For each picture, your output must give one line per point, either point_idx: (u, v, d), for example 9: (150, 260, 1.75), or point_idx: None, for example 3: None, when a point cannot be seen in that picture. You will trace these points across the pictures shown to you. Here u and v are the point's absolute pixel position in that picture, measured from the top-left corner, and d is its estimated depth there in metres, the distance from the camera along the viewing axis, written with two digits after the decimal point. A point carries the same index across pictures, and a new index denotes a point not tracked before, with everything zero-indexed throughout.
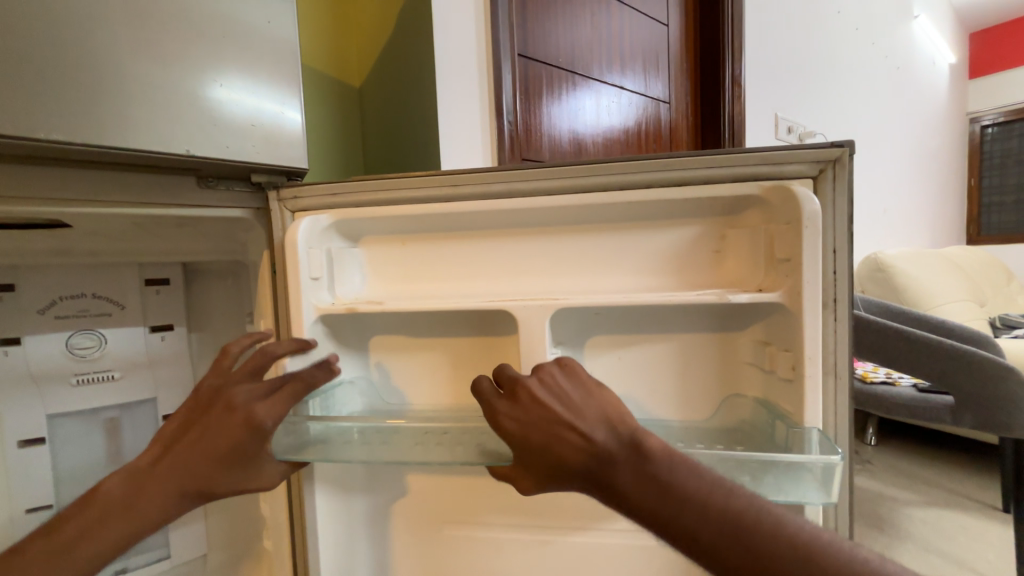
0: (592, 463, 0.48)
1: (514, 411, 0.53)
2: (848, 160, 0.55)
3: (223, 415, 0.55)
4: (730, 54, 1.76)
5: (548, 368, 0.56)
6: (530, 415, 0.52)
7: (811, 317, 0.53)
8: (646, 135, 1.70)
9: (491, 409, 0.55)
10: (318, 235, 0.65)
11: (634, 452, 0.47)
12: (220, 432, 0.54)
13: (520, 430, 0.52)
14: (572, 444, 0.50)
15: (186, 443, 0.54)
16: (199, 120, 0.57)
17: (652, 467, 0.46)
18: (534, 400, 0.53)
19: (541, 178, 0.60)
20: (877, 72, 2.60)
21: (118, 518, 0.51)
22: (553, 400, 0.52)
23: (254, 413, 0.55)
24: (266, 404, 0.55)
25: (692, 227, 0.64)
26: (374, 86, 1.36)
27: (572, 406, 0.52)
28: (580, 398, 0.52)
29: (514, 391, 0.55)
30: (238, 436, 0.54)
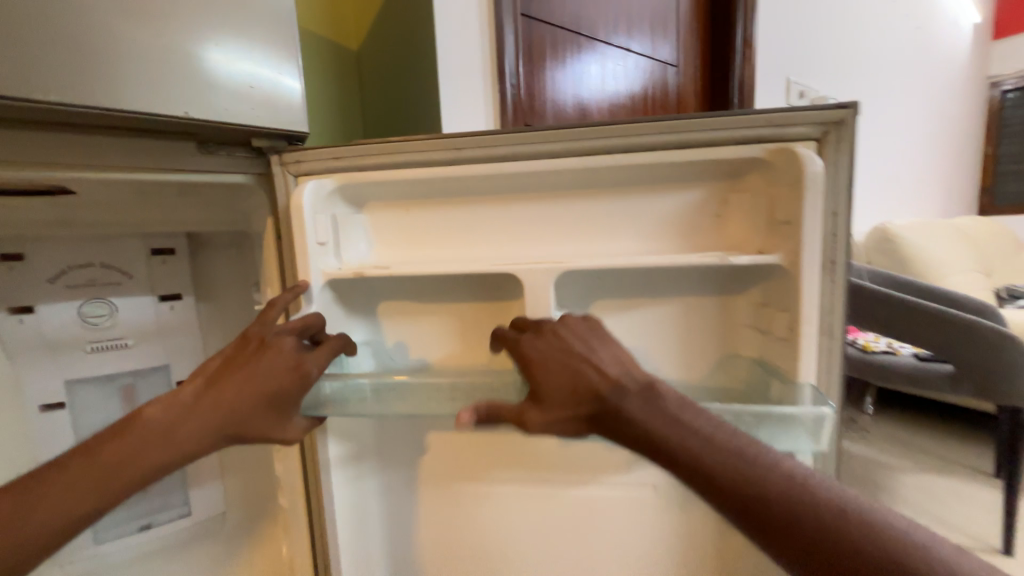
0: (608, 393, 0.51)
1: (539, 344, 0.56)
2: (853, 122, 0.54)
3: (273, 360, 0.56)
4: (742, 14, 1.69)
5: (574, 317, 0.59)
6: (554, 348, 0.55)
7: (810, 279, 0.53)
8: (653, 101, 1.65)
9: (515, 343, 0.58)
10: (322, 199, 0.65)
11: (649, 392, 0.50)
12: (265, 375, 0.55)
13: (541, 360, 0.55)
14: (591, 378, 0.52)
15: (229, 382, 0.54)
16: (197, 82, 0.56)
17: (661, 404, 0.49)
18: (559, 336, 0.56)
19: (543, 141, 0.60)
20: (896, 33, 2.49)
21: (159, 447, 0.51)
22: (579, 341, 0.56)
23: (304, 362, 0.57)
24: (317, 355, 0.58)
25: (695, 191, 0.63)
26: (373, 50, 1.32)
27: (593, 348, 0.55)
28: (600, 346, 0.55)
29: (539, 328, 0.58)
30: (286, 381, 0.56)
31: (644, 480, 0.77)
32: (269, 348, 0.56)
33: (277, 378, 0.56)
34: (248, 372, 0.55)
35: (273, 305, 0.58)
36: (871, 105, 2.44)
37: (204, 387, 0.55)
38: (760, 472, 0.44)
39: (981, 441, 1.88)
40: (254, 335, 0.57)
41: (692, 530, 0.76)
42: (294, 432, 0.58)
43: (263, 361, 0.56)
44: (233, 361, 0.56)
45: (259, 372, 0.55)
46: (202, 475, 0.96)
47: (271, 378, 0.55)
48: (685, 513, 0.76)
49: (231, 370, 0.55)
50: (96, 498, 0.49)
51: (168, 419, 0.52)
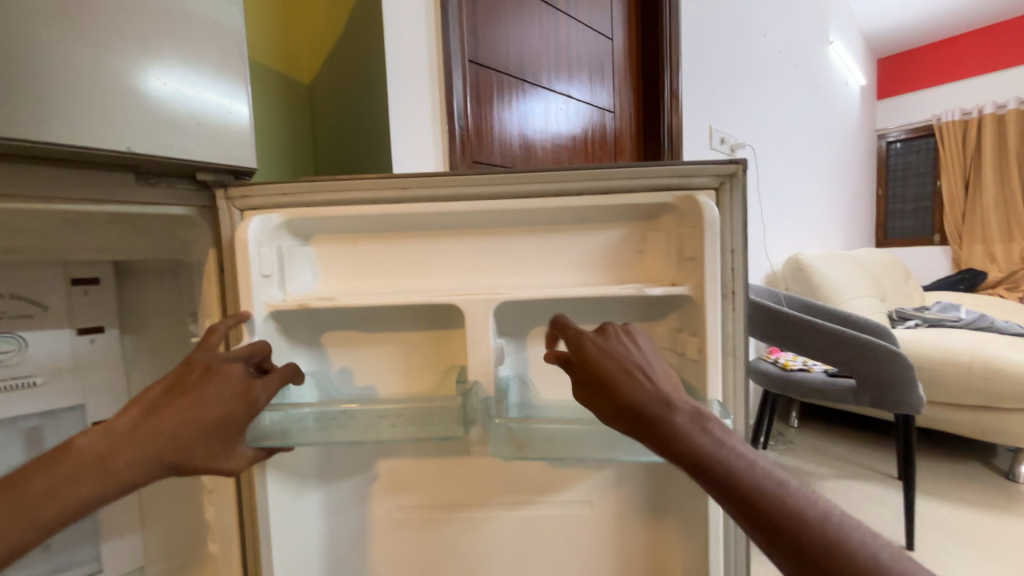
0: (655, 398, 0.53)
1: (601, 344, 0.59)
2: (742, 175, 0.65)
3: (224, 385, 0.56)
4: (669, 70, 1.89)
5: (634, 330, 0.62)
6: (614, 348, 0.58)
7: (712, 307, 0.62)
8: (593, 141, 1.80)
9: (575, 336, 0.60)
10: (269, 233, 0.67)
11: (694, 411, 0.52)
12: (215, 402, 0.55)
13: (600, 354, 0.58)
14: (643, 382, 0.55)
15: (174, 408, 0.53)
16: (141, 117, 0.57)
17: (703, 423, 0.51)
18: (619, 344, 0.59)
19: (483, 183, 0.66)
20: (799, 91, 2.88)
21: (91, 478, 0.48)
22: (637, 351, 0.58)
23: (252, 388, 0.58)
24: (266, 382, 0.59)
25: (618, 230, 0.72)
26: (325, 84, 1.36)
27: (647, 356, 0.58)
28: (654, 360, 0.58)
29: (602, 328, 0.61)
30: (232, 408, 0.56)
31: (585, 497, 0.81)
32: (219, 373, 0.56)
33: (226, 404, 0.56)
34: (196, 396, 0.54)
35: (214, 332, 0.59)
36: (782, 151, 2.79)
37: (144, 415, 0.52)
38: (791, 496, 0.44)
39: (885, 448, 2.11)
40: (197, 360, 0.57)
41: (629, 542, 0.80)
42: (238, 463, 0.58)
43: (215, 386, 0.56)
44: (180, 386, 0.54)
45: (206, 398, 0.55)
46: (120, 523, 0.88)
47: (219, 404, 0.55)
48: (623, 526, 0.81)
49: (180, 395, 0.54)
50: (13, 537, 0.45)
51: (104, 447, 0.49)
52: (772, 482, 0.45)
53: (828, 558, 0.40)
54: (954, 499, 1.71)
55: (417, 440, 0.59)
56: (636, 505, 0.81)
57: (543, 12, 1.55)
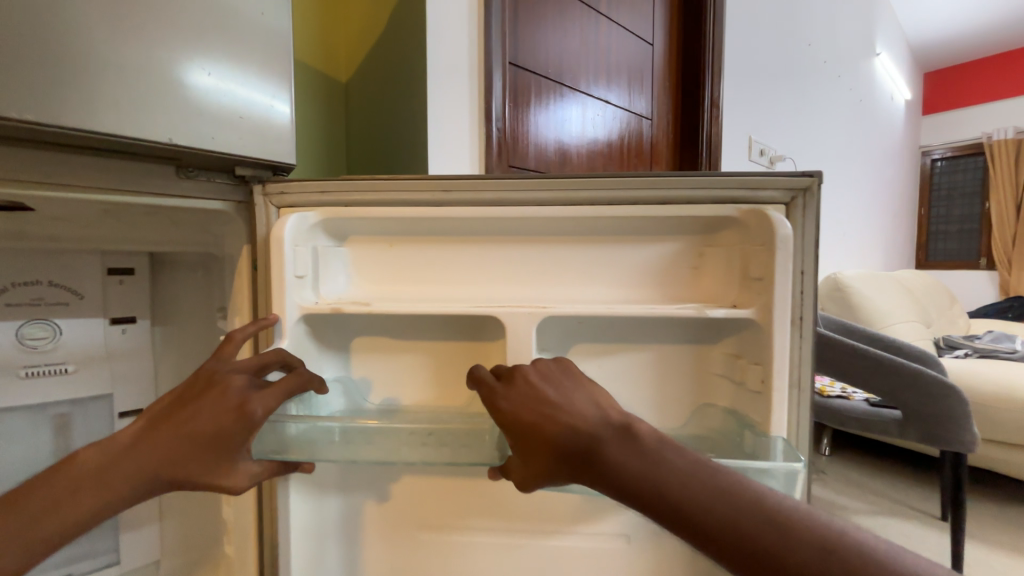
0: (580, 436, 0.48)
1: (511, 396, 0.53)
2: (817, 190, 0.59)
3: (217, 397, 0.52)
4: (710, 78, 1.84)
5: (546, 363, 0.56)
6: (528, 398, 0.52)
7: (780, 333, 0.56)
8: (628, 148, 1.74)
9: (485, 393, 0.55)
10: (305, 232, 0.64)
11: (628, 434, 0.47)
12: (208, 415, 0.51)
13: (517, 414, 0.51)
14: (565, 427, 0.49)
15: (171, 421, 0.51)
16: (186, 108, 0.55)
17: (640, 445, 0.45)
18: (529, 385, 0.53)
19: (532, 189, 0.63)
20: (842, 104, 2.77)
21: (92, 491, 0.47)
22: (550, 388, 0.52)
23: (248, 402, 0.53)
24: (261, 396, 0.54)
25: (671, 243, 0.67)
26: (362, 83, 1.35)
27: (565, 391, 0.52)
28: (575, 388, 0.52)
29: (511, 376, 0.55)
30: (225, 422, 0.52)
31: (619, 528, 0.75)
32: (216, 387, 0.53)
33: (219, 419, 0.52)
34: (189, 410, 0.51)
35: (229, 341, 0.56)
36: (822, 165, 2.67)
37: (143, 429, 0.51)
38: (736, 503, 0.41)
39: (927, 485, 1.97)
40: (202, 372, 0.55)
41: None
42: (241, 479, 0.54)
43: (206, 399, 0.52)
44: (181, 399, 0.53)
45: (199, 413, 0.51)
46: (139, 515, 0.87)
47: (212, 420, 0.51)
48: (659, 563, 0.74)
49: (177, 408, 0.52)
50: (16, 553, 0.44)
51: (105, 457, 0.48)
52: (714, 490, 0.42)
53: (783, 561, 0.38)
54: (1009, 547, 1.57)
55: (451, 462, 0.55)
56: (674, 541, 0.74)
57: (585, 16, 1.51)
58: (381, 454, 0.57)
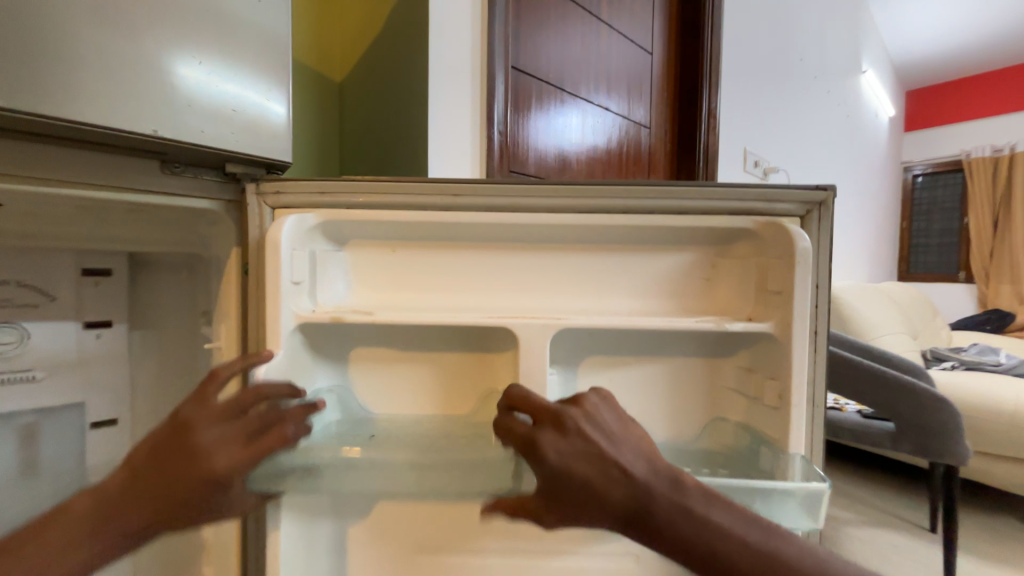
0: (633, 495, 0.45)
1: (561, 444, 0.48)
2: (832, 204, 0.57)
3: (189, 461, 0.46)
4: (707, 89, 1.85)
5: (589, 398, 0.52)
6: (578, 450, 0.47)
7: (800, 349, 0.53)
8: (626, 156, 1.73)
9: (530, 437, 0.49)
10: (304, 234, 0.60)
11: (677, 489, 0.45)
12: (186, 477, 0.46)
13: (566, 468, 0.47)
14: (619, 483, 0.45)
15: (143, 481, 0.46)
16: (174, 98, 0.51)
17: (693, 506, 0.44)
18: (580, 432, 0.48)
19: (544, 195, 0.60)
20: (831, 119, 2.82)
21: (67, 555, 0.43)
22: (601, 435, 0.48)
23: (222, 466, 0.47)
24: (232, 463, 0.47)
25: (686, 254, 0.65)
26: (357, 83, 1.31)
27: (615, 437, 0.48)
28: (622, 434, 0.49)
29: (558, 420, 0.49)
30: (203, 485, 0.46)
31: (627, 549, 0.72)
32: (189, 448, 0.46)
33: (191, 486, 0.46)
34: (161, 472, 0.46)
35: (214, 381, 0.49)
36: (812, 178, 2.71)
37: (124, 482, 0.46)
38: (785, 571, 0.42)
39: (916, 496, 1.98)
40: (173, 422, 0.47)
41: None
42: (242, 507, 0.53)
43: (178, 463, 0.46)
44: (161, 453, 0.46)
45: (170, 478, 0.46)
46: None
47: (184, 485, 0.46)
48: None
49: (157, 464, 0.46)
50: None
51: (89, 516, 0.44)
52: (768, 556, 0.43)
53: None
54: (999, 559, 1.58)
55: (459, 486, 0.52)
56: None
57: (587, 22, 1.50)
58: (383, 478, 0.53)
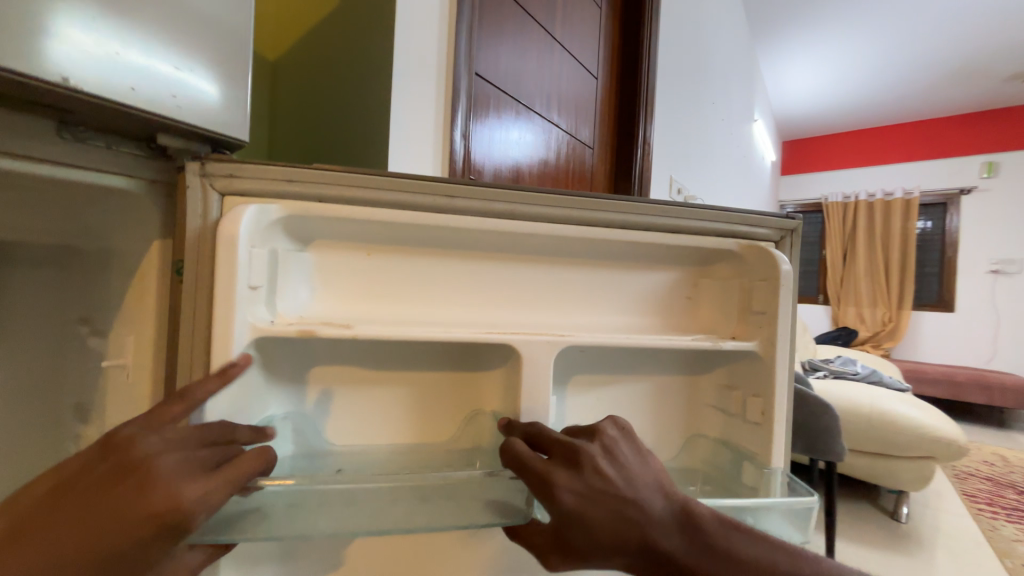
0: (652, 539, 0.42)
1: (575, 485, 0.43)
2: (800, 232, 0.63)
3: (137, 487, 0.35)
4: (644, 118, 1.95)
5: (602, 430, 0.48)
6: (596, 492, 0.42)
7: (781, 367, 0.58)
8: (570, 173, 1.77)
9: (541, 479, 0.44)
10: (263, 231, 0.51)
11: (695, 527, 0.43)
12: (122, 516, 0.34)
13: (582, 512, 0.42)
14: (638, 526, 0.42)
15: (60, 524, 0.33)
16: (95, 36, 0.38)
17: (715, 547, 0.42)
18: (597, 471, 0.44)
19: (547, 205, 0.57)
20: (734, 158, 3.22)
21: None
22: (618, 474, 0.44)
23: (177, 498, 0.36)
24: (198, 489, 0.36)
25: (670, 273, 0.68)
26: (297, 64, 1.19)
27: (631, 476, 0.45)
28: (639, 471, 0.45)
29: (570, 456, 0.45)
30: (144, 530, 0.34)
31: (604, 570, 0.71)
32: (140, 470, 0.36)
33: (132, 524, 0.34)
34: (83, 510, 0.34)
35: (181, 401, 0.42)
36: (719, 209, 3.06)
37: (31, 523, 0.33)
38: None
39: None
40: (114, 444, 0.37)
41: None
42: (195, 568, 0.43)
43: (110, 491, 0.34)
44: (90, 483, 0.35)
45: (101, 512, 0.34)
46: None
47: (119, 522, 0.33)
48: None
49: (85, 495, 0.34)
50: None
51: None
52: None
53: None
54: None
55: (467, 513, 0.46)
56: None
57: (543, 39, 1.52)
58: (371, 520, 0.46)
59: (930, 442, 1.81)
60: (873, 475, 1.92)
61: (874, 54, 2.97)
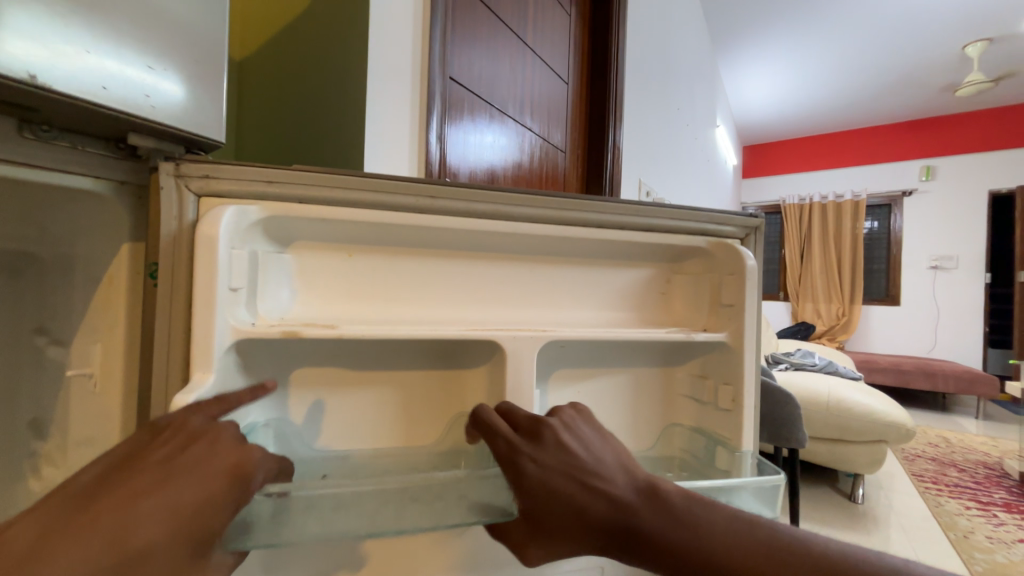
0: (613, 508, 0.43)
1: (538, 456, 0.47)
2: (763, 230, 0.67)
3: (205, 451, 0.39)
4: (614, 121, 2.00)
5: (567, 413, 0.53)
6: (556, 461, 0.47)
7: (749, 355, 0.61)
8: (544, 175, 1.80)
9: (509, 452, 0.48)
10: (243, 231, 0.50)
11: (657, 495, 0.44)
12: (200, 470, 0.37)
13: (543, 481, 0.46)
14: (598, 495, 0.44)
15: (137, 479, 0.35)
16: (64, 34, 0.37)
17: (675, 509, 0.43)
18: (558, 444, 0.48)
19: (528, 204, 0.58)
20: (699, 161, 3.36)
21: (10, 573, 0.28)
22: (580, 446, 0.48)
23: (245, 458, 0.41)
24: (259, 449, 0.42)
25: (645, 270, 0.71)
26: (266, 65, 1.17)
27: (591, 448, 0.49)
28: (599, 446, 0.49)
29: (536, 432, 0.49)
30: (218, 486, 0.38)
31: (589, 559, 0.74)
32: (205, 437, 0.40)
33: (210, 477, 0.37)
34: (159, 468, 0.36)
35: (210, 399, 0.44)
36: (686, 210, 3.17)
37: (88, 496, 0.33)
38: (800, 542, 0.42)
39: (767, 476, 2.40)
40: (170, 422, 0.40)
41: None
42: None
43: (187, 451, 0.38)
44: (157, 450, 0.37)
45: (182, 470, 0.37)
46: None
47: (205, 472, 0.38)
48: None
49: (154, 460, 0.37)
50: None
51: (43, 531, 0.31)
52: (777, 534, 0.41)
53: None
54: None
55: (456, 523, 0.46)
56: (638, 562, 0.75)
57: (515, 44, 1.54)
58: (359, 524, 0.46)
59: (882, 426, 1.94)
60: (832, 459, 2.03)
61: (825, 63, 3.16)
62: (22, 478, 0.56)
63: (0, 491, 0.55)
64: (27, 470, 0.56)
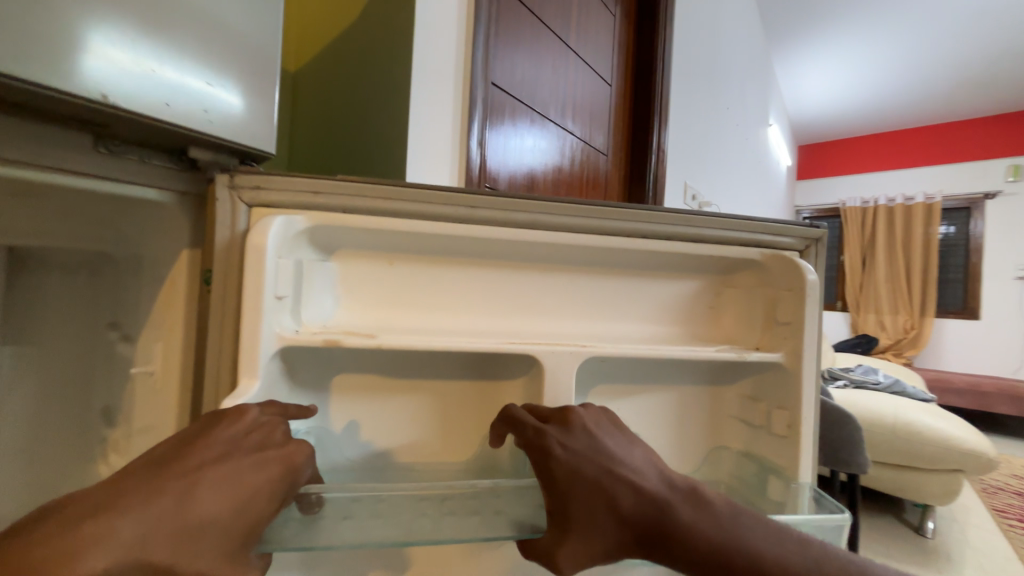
0: (645, 501, 0.42)
1: (568, 442, 0.47)
2: (826, 241, 0.62)
3: (262, 439, 0.41)
4: (658, 122, 1.93)
5: (594, 409, 0.53)
6: (584, 448, 0.46)
7: (808, 378, 0.57)
8: (585, 178, 1.77)
9: (538, 437, 0.48)
10: (289, 241, 0.52)
11: (692, 496, 0.43)
12: (256, 457, 0.39)
13: (572, 465, 0.45)
14: (629, 488, 0.43)
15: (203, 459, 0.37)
16: (133, 54, 0.39)
17: (712, 511, 0.42)
18: (588, 433, 0.48)
19: (569, 214, 0.57)
20: (749, 163, 3.18)
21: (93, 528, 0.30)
22: (609, 440, 0.48)
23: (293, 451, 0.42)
24: (310, 443, 0.43)
25: (692, 282, 0.67)
26: (318, 77, 1.21)
27: (620, 442, 0.48)
28: (628, 444, 0.48)
29: (564, 420, 0.49)
30: (271, 474, 0.39)
31: None
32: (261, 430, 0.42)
33: (265, 465, 0.39)
34: (222, 451, 0.38)
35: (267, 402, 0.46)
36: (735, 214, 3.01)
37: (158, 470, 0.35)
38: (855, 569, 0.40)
39: None
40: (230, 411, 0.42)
41: None
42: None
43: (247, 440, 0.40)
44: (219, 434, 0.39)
45: (242, 453, 0.38)
46: None
47: (261, 460, 0.39)
48: None
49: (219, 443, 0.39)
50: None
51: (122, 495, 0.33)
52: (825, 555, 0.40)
53: None
54: None
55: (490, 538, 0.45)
56: None
57: (557, 47, 1.52)
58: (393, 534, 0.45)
59: (958, 454, 1.75)
60: (898, 488, 1.85)
61: (895, 55, 2.91)
62: (93, 463, 0.60)
63: (74, 474, 0.59)
64: (98, 455, 0.60)
